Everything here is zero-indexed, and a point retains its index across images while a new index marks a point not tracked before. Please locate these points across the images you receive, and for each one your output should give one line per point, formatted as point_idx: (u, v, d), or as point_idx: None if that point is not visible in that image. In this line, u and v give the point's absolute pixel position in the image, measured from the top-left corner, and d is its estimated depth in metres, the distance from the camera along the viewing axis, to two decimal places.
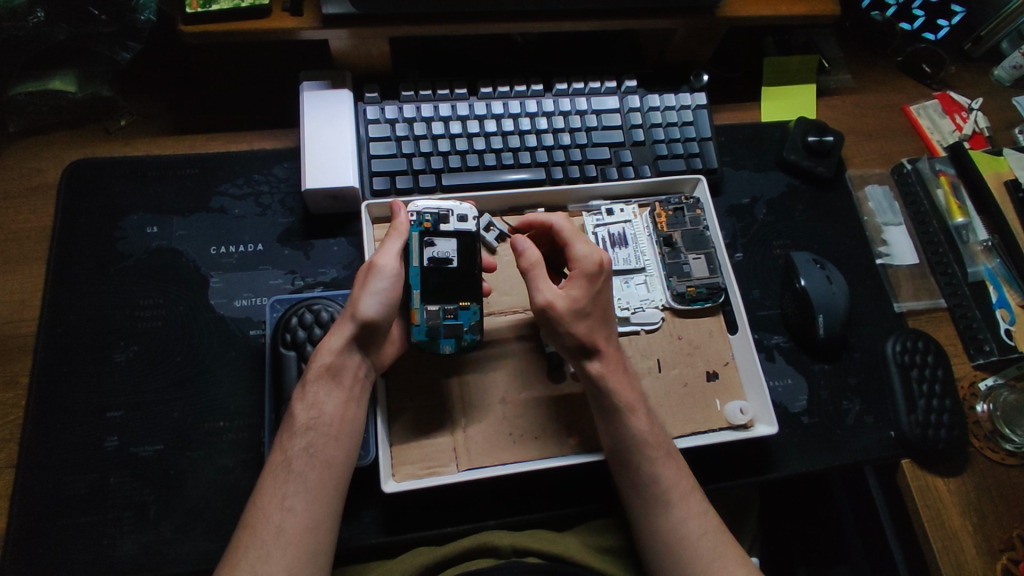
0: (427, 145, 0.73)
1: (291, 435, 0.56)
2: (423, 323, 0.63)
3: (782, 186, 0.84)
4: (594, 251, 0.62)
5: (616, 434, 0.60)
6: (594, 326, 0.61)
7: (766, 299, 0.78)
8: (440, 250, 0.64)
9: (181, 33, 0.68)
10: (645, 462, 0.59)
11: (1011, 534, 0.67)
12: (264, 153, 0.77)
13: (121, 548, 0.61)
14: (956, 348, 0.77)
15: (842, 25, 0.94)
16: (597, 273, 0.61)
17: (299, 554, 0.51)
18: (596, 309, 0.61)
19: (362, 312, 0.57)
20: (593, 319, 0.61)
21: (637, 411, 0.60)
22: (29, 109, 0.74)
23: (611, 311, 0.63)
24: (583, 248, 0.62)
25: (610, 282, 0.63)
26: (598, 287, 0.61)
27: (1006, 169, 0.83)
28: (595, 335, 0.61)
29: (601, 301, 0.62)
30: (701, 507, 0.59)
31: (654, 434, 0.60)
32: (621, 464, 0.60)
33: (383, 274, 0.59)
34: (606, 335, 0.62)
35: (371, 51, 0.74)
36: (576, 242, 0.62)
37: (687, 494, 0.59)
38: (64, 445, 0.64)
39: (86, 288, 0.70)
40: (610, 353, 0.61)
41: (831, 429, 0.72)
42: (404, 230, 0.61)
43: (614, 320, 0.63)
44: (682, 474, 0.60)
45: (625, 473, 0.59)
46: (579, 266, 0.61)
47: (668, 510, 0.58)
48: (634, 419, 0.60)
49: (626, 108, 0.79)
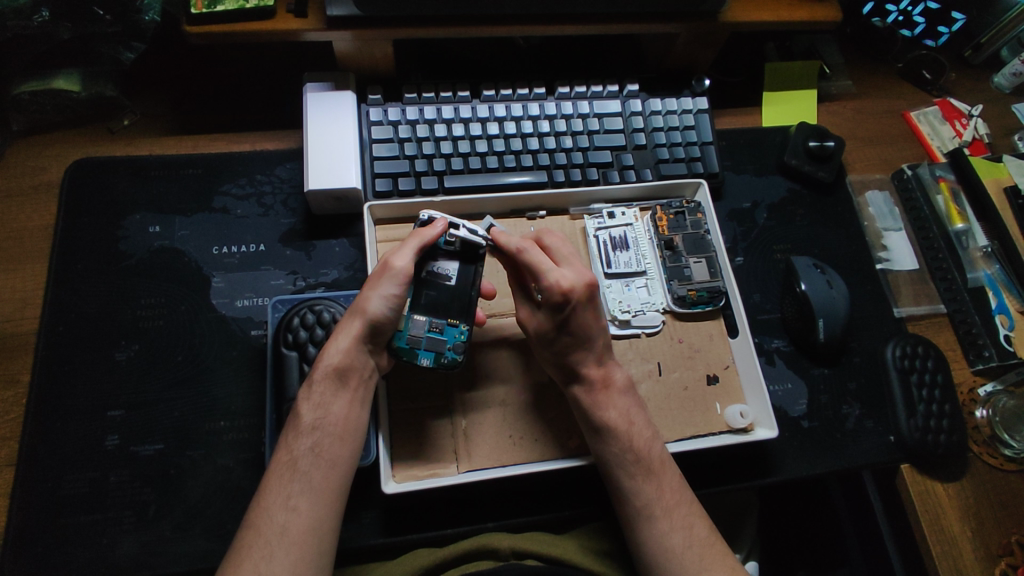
0: (430, 147, 0.73)
1: (296, 435, 0.56)
2: (407, 331, 0.62)
3: (783, 191, 0.84)
4: (556, 281, 0.60)
5: (605, 445, 0.60)
6: (567, 350, 0.62)
7: (766, 303, 0.78)
8: (441, 266, 0.64)
9: (186, 34, 0.68)
10: (624, 479, 0.59)
11: (1010, 539, 0.68)
12: (267, 153, 0.77)
13: (119, 547, 0.61)
14: (955, 353, 0.78)
15: (843, 31, 0.95)
16: (562, 303, 0.60)
17: (302, 554, 0.51)
18: (568, 334, 0.61)
19: (371, 312, 0.58)
20: (564, 344, 0.62)
21: (622, 428, 0.60)
22: (32, 108, 0.74)
23: (596, 334, 0.62)
24: (547, 280, 0.60)
25: (593, 303, 0.62)
26: (563, 315, 0.60)
27: (1005, 175, 0.84)
28: (571, 359, 0.62)
29: (574, 326, 0.61)
30: (688, 521, 0.59)
31: (636, 450, 0.60)
32: (608, 472, 0.60)
33: (395, 277, 0.59)
34: (587, 357, 0.62)
35: (375, 53, 0.75)
36: (539, 271, 0.60)
37: (673, 510, 0.59)
38: (64, 443, 0.64)
39: (87, 287, 0.70)
40: (593, 374, 0.62)
41: (830, 433, 0.73)
42: (426, 238, 0.60)
43: (602, 339, 0.63)
44: (666, 489, 0.59)
45: (620, 478, 0.59)
46: (547, 297, 0.60)
47: (654, 521, 0.58)
48: (614, 441, 0.60)
49: (628, 111, 0.80)
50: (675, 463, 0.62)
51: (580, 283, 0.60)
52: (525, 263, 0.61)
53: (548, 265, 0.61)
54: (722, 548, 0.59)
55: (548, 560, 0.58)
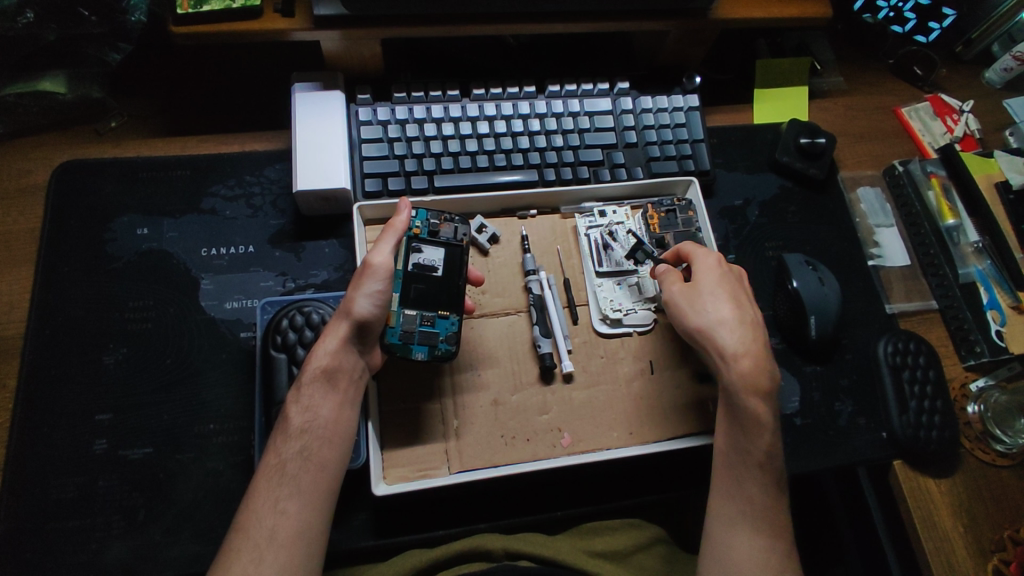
0: (419, 146, 0.73)
1: (285, 439, 0.56)
2: (399, 326, 0.62)
3: (775, 188, 0.84)
4: (712, 252, 0.66)
5: (752, 442, 0.58)
6: (722, 304, 0.62)
7: (758, 301, 0.78)
8: (427, 257, 0.65)
9: (172, 34, 0.67)
10: (752, 479, 0.58)
11: (1002, 535, 0.68)
12: (256, 154, 0.76)
13: (108, 551, 0.60)
14: (947, 349, 0.78)
15: (834, 28, 0.95)
16: (716, 263, 0.65)
17: (292, 557, 0.51)
18: (725, 290, 0.63)
19: (356, 311, 0.58)
20: (721, 296, 0.62)
21: (767, 427, 0.59)
22: (19, 110, 0.74)
23: (747, 302, 0.64)
24: (703, 249, 0.66)
25: (744, 285, 0.65)
26: (720, 272, 0.64)
27: (996, 170, 0.84)
28: (724, 314, 0.61)
29: (728, 284, 0.64)
30: (773, 536, 0.57)
31: (765, 456, 0.58)
32: (738, 470, 0.58)
33: (377, 274, 0.59)
34: (743, 319, 0.62)
35: (363, 53, 0.74)
36: (692, 245, 0.67)
37: (769, 528, 0.57)
38: (52, 448, 0.63)
39: (75, 290, 0.69)
40: (751, 345, 0.60)
41: (823, 430, 0.73)
42: (399, 229, 0.61)
43: (751, 311, 0.63)
44: (774, 510, 0.58)
45: (745, 480, 0.58)
46: (704, 261, 0.65)
47: (743, 525, 0.56)
48: (759, 434, 0.58)
49: (618, 110, 0.79)
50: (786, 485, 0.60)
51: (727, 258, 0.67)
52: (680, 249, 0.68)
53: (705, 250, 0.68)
54: (793, 568, 0.57)
55: (543, 561, 0.58)
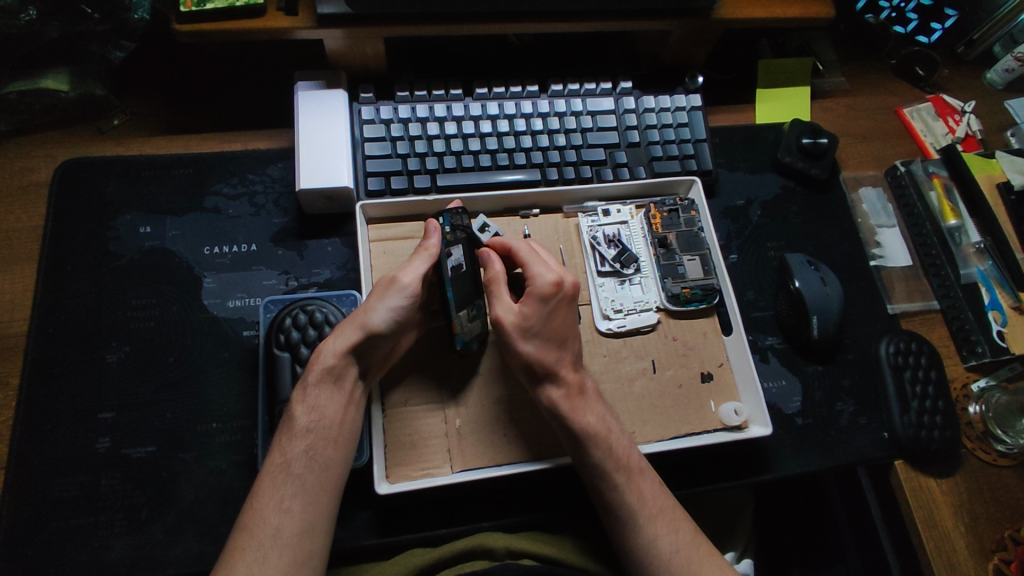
0: (422, 145, 0.73)
1: (290, 438, 0.55)
2: (461, 329, 0.62)
3: (777, 188, 0.84)
4: (551, 273, 0.63)
5: (588, 455, 0.59)
6: (546, 345, 0.61)
7: (760, 300, 0.78)
8: (455, 257, 0.63)
9: (176, 33, 0.67)
10: (606, 483, 0.58)
11: (1003, 535, 0.68)
12: (258, 153, 0.76)
13: (111, 549, 0.60)
14: (948, 349, 0.78)
15: (836, 28, 0.95)
16: (549, 297, 0.61)
17: (296, 555, 0.51)
18: (548, 329, 0.61)
19: (373, 323, 0.58)
20: (544, 338, 0.61)
21: (601, 435, 0.59)
22: (21, 108, 0.74)
23: (568, 336, 0.63)
24: (540, 269, 0.63)
25: (571, 308, 0.63)
26: (550, 308, 0.62)
27: (998, 171, 0.84)
28: (545, 353, 0.61)
29: (555, 322, 0.62)
30: (674, 525, 0.58)
31: (616, 459, 0.59)
32: (591, 480, 0.59)
33: (404, 291, 0.59)
34: (563, 358, 0.61)
35: (366, 52, 0.74)
36: (533, 259, 0.64)
37: (656, 513, 0.58)
38: (56, 445, 0.63)
39: (77, 288, 0.69)
40: (566, 382, 0.61)
41: (825, 430, 0.73)
42: (433, 254, 0.61)
43: (575, 344, 0.63)
44: (649, 497, 0.59)
45: (612, 487, 0.58)
46: (536, 285, 0.62)
47: (641, 526, 0.57)
48: (592, 449, 0.59)
49: (621, 109, 0.79)
50: (652, 469, 0.61)
51: (568, 279, 0.63)
52: (517, 254, 0.65)
53: (542, 260, 0.64)
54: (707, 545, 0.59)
55: (545, 560, 0.58)
